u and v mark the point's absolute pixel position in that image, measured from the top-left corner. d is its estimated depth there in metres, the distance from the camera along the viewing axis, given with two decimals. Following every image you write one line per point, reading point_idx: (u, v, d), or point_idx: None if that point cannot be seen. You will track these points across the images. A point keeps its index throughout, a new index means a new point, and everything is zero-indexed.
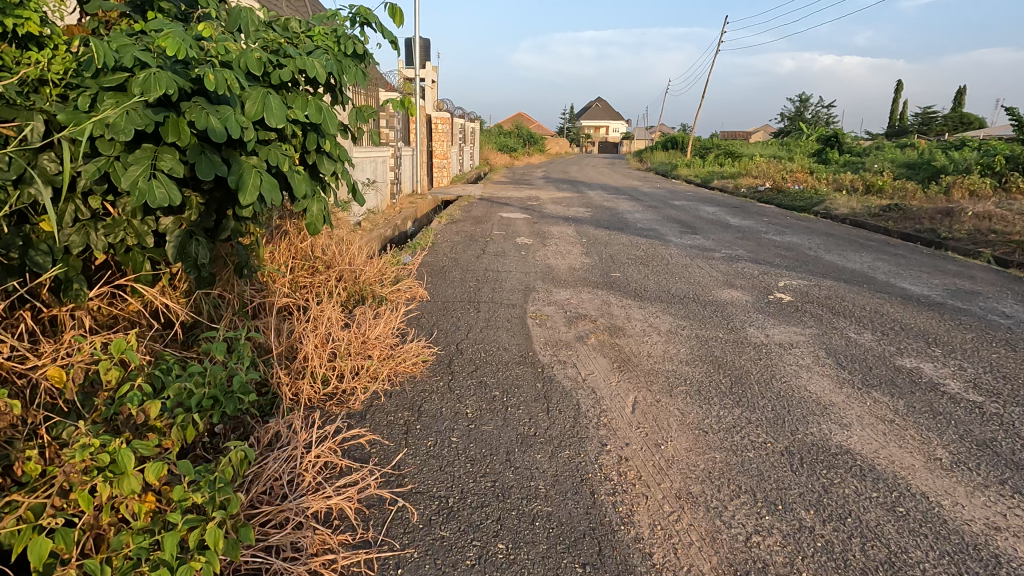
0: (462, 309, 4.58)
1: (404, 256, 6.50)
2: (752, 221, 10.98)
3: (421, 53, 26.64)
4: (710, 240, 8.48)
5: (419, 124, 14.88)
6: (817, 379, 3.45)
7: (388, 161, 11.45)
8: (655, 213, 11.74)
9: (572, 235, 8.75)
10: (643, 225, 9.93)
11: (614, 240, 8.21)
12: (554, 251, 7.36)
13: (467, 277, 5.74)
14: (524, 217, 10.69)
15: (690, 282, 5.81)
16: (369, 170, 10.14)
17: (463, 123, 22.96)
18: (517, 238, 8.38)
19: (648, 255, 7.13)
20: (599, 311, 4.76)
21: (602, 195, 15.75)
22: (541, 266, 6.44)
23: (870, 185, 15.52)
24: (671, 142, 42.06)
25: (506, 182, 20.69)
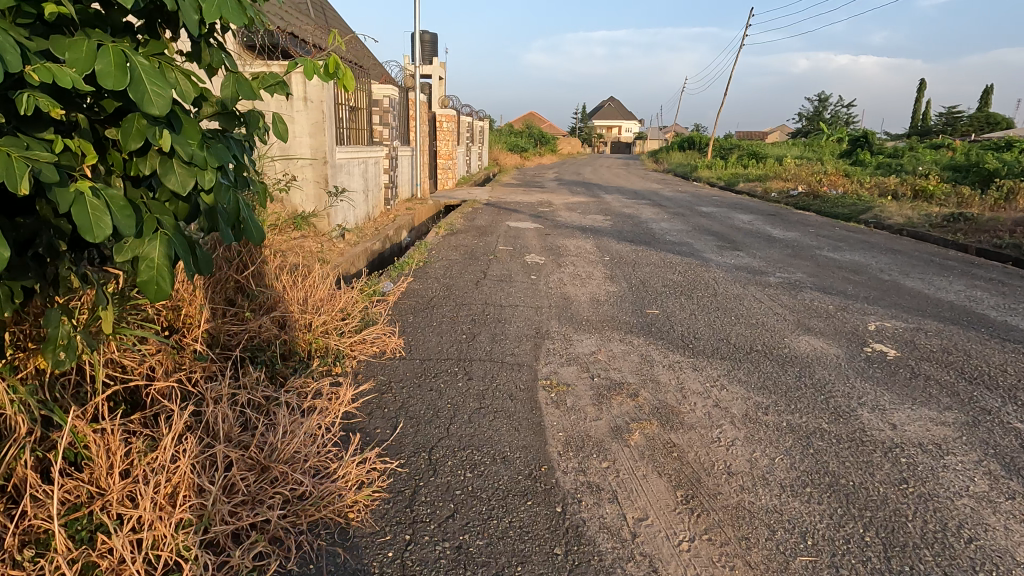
0: (446, 376, 3.26)
1: (384, 283, 5.20)
2: (797, 232, 9.58)
3: (427, 49, 25.35)
4: (757, 258, 7.09)
5: (421, 121, 13.58)
6: (1021, 534, 2.08)
7: (381, 163, 10.15)
8: (685, 222, 10.31)
9: (591, 251, 7.38)
10: (673, 238, 8.53)
11: (642, 259, 6.85)
12: (571, 275, 6.01)
13: (460, 315, 4.42)
14: (534, 227, 9.33)
15: (752, 324, 4.44)
16: (357, 174, 8.89)
17: (470, 121, 21.68)
18: (527, 255, 7.03)
19: (689, 282, 5.77)
20: (639, 375, 3.43)
21: (620, 199, 14.38)
22: (556, 297, 5.09)
23: (918, 190, 13.99)
24: (688, 142, 40.36)
25: (516, 184, 19.35)
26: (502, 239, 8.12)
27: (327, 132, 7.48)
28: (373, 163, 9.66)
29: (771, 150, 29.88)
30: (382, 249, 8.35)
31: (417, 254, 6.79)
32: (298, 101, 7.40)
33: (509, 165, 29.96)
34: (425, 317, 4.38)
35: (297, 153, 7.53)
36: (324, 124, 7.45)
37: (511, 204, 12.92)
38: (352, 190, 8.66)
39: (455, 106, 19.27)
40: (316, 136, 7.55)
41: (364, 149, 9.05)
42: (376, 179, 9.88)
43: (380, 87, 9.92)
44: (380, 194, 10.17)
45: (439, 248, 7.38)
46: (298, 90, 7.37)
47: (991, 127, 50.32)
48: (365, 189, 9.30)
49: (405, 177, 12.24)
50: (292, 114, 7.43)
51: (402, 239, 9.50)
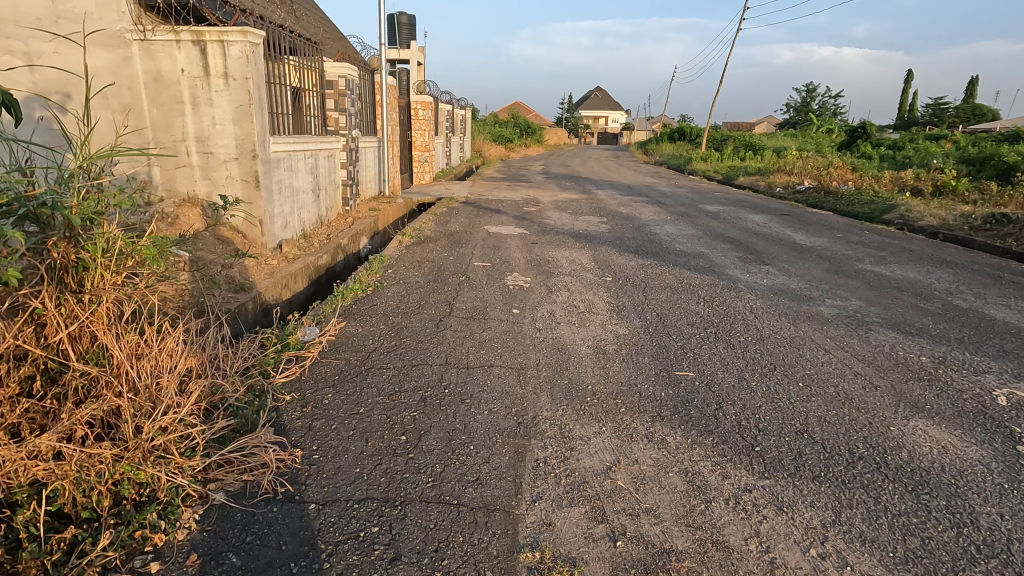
0: (353, 552, 1.83)
1: (306, 328, 3.72)
2: (824, 238, 8.23)
3: (404, 33, 23.56)
4: (792, 277, 5.74)
5: (391, 109, 12.03)
6: None
7: (337, 157, 8.61)
8: (692, 226, 8.91)
9: (588, 267, 5.96)
10: (685, 248, 7.13)
11: (652, 280, 5.45)
12: (564, 307, 4.58)
13: (403, 388, 2.96)
14: (518, 233, 7.86)
15: (830, 396, 3.06)
16: (303, 169, 7.38)
17: (451, 110, 20.11)
18: (508, 273, 5.59)
19: (720, 317, 4.36)
20: (689, 527, 2.03)
21: (614, 196, 12.98)
22: (546, 348, 3.66)
23: (939, 185, 12.72)
24: (680, 132, 38.82)
25: (501, 178, 17.87)
26: (479, 250, 6.64)
27: (256, 119, 5.94)
28: (327, 156, 8.16)
29: (767, 142, 28.55)
30: (333, 262, 6.87)
31: (367, 275, 5.34)
32: (218, 78, 5.83)
33: (493, 157, 28.41)
34: (352, 395, 2.91)
35: (218, 144, 6.02)
36: (252, 107, 5.89)
37: (493, 202, 11.42)
38: (297, 188, 7.16)
39: (432, 92, 17.62)
40: (243, 123, 5.97)
41: (311, 139, 7.54)
42: (331, 176, 8.36)
43: (332, 66, 8.37)
44: (337, 193, 8.66)
45: (398, 263, 5.92)
46: (217, 65, 5.79)
47: (981, 119, 49.68)
48: (316, 188, 7.80)
49: (371, 171, 10.70)
50: (211, 95, 5.88)
51: (361, 248, 8.00)
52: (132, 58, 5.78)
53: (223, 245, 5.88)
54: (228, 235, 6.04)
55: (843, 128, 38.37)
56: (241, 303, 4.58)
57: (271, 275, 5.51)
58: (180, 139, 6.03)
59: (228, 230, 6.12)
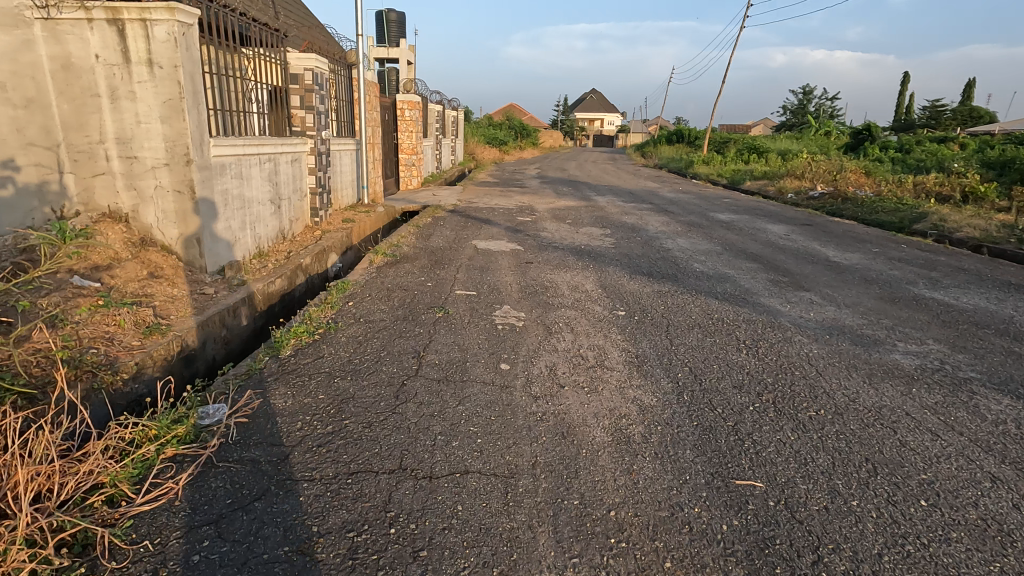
0: None
1: (210, 408, 2.65)
2: (860, 254, 7.21)
3: (393, 30, 22.54)
4: (843, 309, 4.71)
5: (373, 107, 10.95)
6: None
7: (304, 161, 7.54)
8: (708, 239, 7.89)
9: (595, 296, 4.92)
10: (705, 268, 6.10)
11: (675, 315, 4.42)
12: (568, 357, 3.53)
13: (325, 528, 1.92)
14: (510, 249, 6.81)
15: (974, 529, 2.03)
16: (259, 177, 6.30)
17: (442, 111, 19.09)
18: (497, 306, 4.53)
19: (772, 374, 3.33)
20: None
21: (617, 203, 11.97)
22: (546, 434, 2.61)
23: (968, 191, 11.74)
24: (678, 135, 37.88)
25: (495, 183, 16.82)
26: (463, 273, 5.58)
27: (188, 116, 4.86)
28: (290, 161, 7.09)
29: (770, 144, 27.62)
30: (292, 286, 5.80)
31: (321, 311, 4.28)
32: (141, 66, 4.75)
33: (487, 160, 27.37)
34: (242, 543, 1.86)
35: (144, 147, 4.95)
36: (182, 101, 4.82)
37: (484, 211, 10.37)
38: (250, 199, 6.09)
39: (421, 91, 16.56)
40: (172, 121, 4.90)
41: (269, 141, 6.47)
42: (296, 183, 7.29)
43: (297, 58, 7.31)
44: (304, 202, 7.59)
45: (363, 292, 4.87)
46: (139, 50, 4.72)
47: (981, 121, 49.01)
48: (276, 198, 6.74)
49: (348, 177, 9.62)
50: (133, 87, 4.81)
51: (329, 266, 6.93)
52: (33, 40, 4.68)
53: (149, 271, 4.82)
54: (156, 258, 4.98)
55: (845, 130, 37.56)
56: (149, 353, 3.53)
57: (203, 309, 4.46)
58: (97, 141, 4.96)
59: (157, 252, 5.06)
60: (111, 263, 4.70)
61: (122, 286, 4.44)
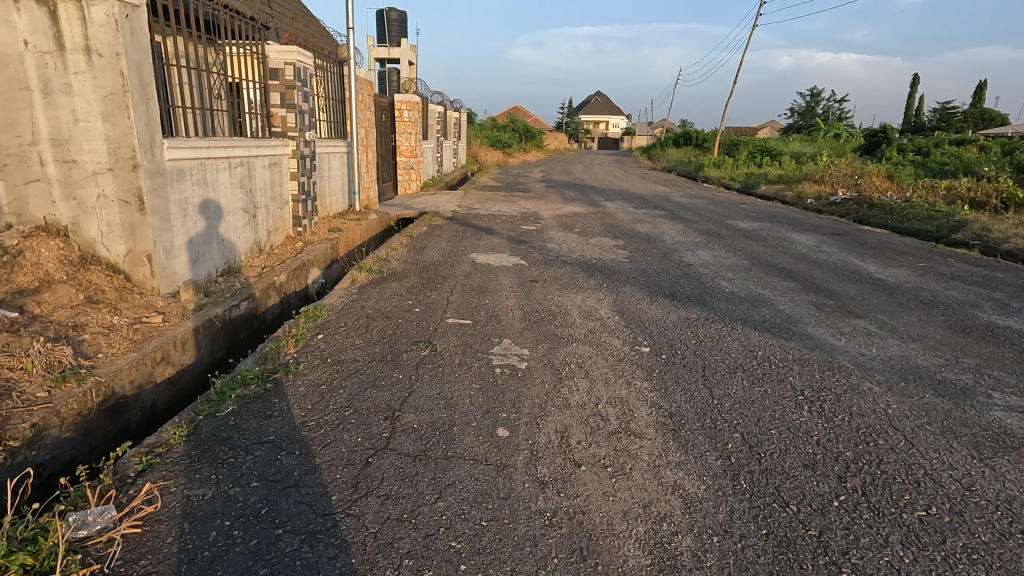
0: None
1: (95, 512, 1.92)
2: (906, 268, 6.42)
3: (394, 28, 21.87)
4: (911, 343, 3.92)
5: (368, 107, 10.22)
6: None
7: (284, 165, 6.81)
8: (732, 251, 7.11)
9: (611, 324, 4.16)
10: (736, 288, 5.33)
11: (711, 352, 3.66)
12: (584, 416, 2.78)
13: None
14: (512, 264, 6.06)
15: None
16: (228, 182, 5.55)
17: (443, 112, 18.40)
18: (494, 340, 3.78)
19: (850, 442, 2.57)
20: None
21: (627, 209, 11.21)
22: (558, 552, 1.86)
23: (1005, 196, 10.91)
24: (684, 137, 37.13)
25: (498, 187, 16.10)
26: (456, 294, 4.83)
27: (134, 112, 4.14)
28: (267, 164, 6.36)
29: (783, 146, 26.74)
30: (262, 309, 5.08)
31: (281, 348, 3.54)
32: (77, 54, 4.02)
33: (490, 163, 26.66)
34: None
35: (83, 149, 4.22)
36: (127, 96, 4.09)
37: (485, 218, 9.62)
38: (217, 207, 5.36)
39: (420, 91, 15.84)
40: (115, 118, 4.16)
41: (241, 141, 5.75)
42: (274, 189, 6.56)
43: (276, 51, 6.60)
44: (285, 211, 6.86)
45: (338, 320, 4.13)
46: (74, 34, 3.98)
47: (995, 123, 47.98)
48: (250, 207, 6.01)
49: (338, 182, 8.89)
50: (68, 79, 4.08)
51: (310, 283, 6.20)
52: None
53: (86, 295, 4.09)
54: (97, 280, 4.26)
55: (858, 133, 36.67)
56: (53, 411, 2.79)
57: (144, 341, 3.73)
58: (29, 142, 4.25)
59: (99, 271, 4.34)
60: (40, 288, 3.97)
61: (46, 316, 3.72)
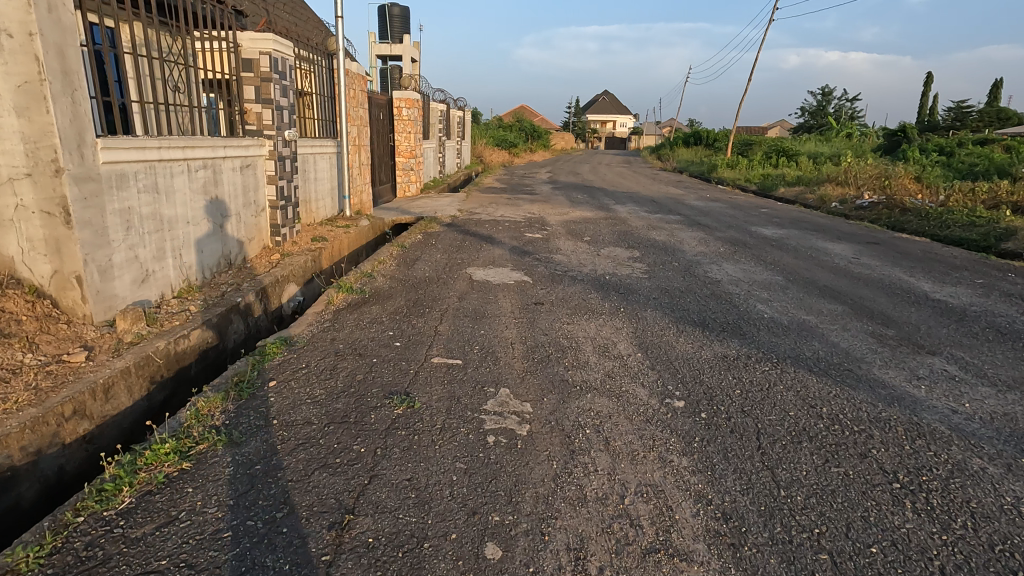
0: None
1: None
2: (966, 287, 5.60)
3: (397, 24, 21.19)
4: (1011, 395, 3.13)
5: (362, 103, 9.48)
6: None
7: (259, 167, 6.07)
8: (763, 265, 6.32)
9: (634, 365, 3.39)
10: (775, 314, 4.55)
11: (763, 409, 2.88)
12: (606, 521, 2.02)
13: None
14: (515, 282, 5.29)
15: None
16: (187, 188, 4.81)
17: (446, 110, 17.68)
18: (488, 389, 3.01)
19: (989, 573, 1.80)
20: None
21: (640, 214, 10.41)
22: None
23: None
24: (695, 137, 36.22)
25: (503, 189, 15.35)
26: (446, 322, 4.07)
27: (54, 107, 3.42)
28: (237, 166, 5.62)
29: (799, 146, 25.78)
30: (222, 337, 4.34)
31: (216, 403, 2.78)
32: None
33: (495, 164, 25.93)
34: None
35: None
36: (45, 85, 3.37)
37: (486, 224, 8.86)
38: (171, 217, 4.62)
39: (421, 88, 15.10)
40: (32, 114, 3.44)
41: (204, 139, 5.00)
42: (246, 195, 5.83)
43: (249, 38, 5.84)
44: (260, 218, 6.12)
45: (299, 359, 3.38)
46: None
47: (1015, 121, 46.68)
48: (216, 215, 5.28)
49: (326, 186, 8.17)
50: None
51: (285, 302, 5.47)
52: None
53: None
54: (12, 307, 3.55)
55: (875, 133, 35.59)
56: None
57: (52, 389, 3.00)
58: None
59: (18, 296, 3.63)
60: None
61: None
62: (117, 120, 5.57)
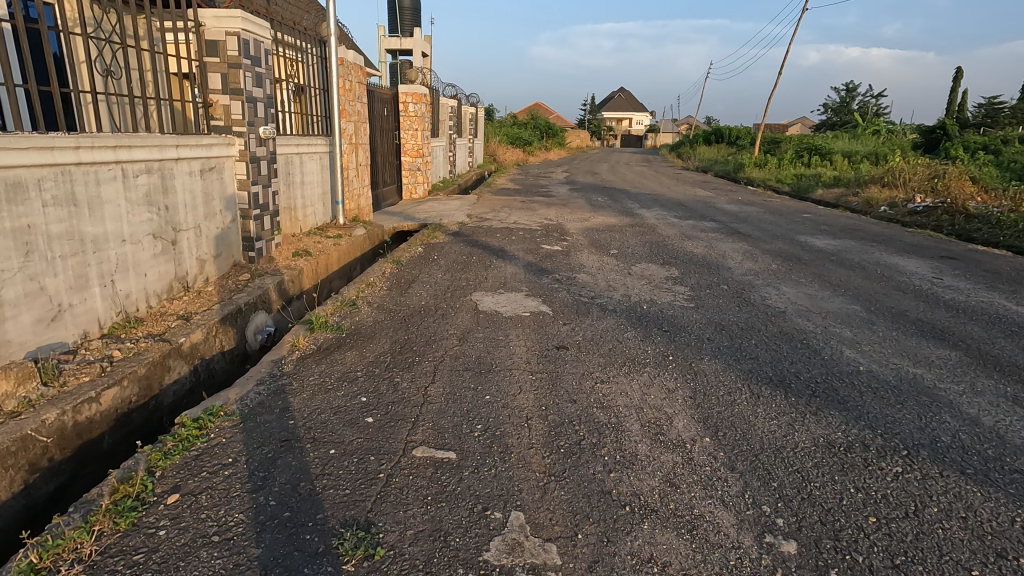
0: None
1: None
2: None
3: (406, 17, 20.28)
4: None
5: (361, 96, 8.48)
6: None
7: (227, 170, 5.10)
8: (831, 289, 5.22)
9: (704, 463, 2.35)
10: (873, 366, 3.47)
11: (923, 563, 1.83)
12: None
13: None
14: (531, 314, 4.26)
15: None
16: (122, 197, 3.84)
17: (457, 106, 16.69)
18: (492, 515, 1.99)
19: None
20: None
21: (669, 221, 9.33)
22: None
23: None
24: (717, 134, 34.85)
25: (517, 190, 14.31)
26: (440, 381, 3.05)
27: None
28: (196, 170, 4.65)
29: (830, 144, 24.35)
30: (155, 393, 3.38)
31: (68, 546, 1.78)
32: None
33: (509, 163, 24.92)
34: None
35: None
36: None
37: (497, 233, 7.84)
38: (98, 235, 3.66)
39: (430, 82, 14.11)
40: None
41: (146, 136, 4.04)
42: (209, 204, 4.87)
43: (213, 16, 4.87)
44: (228, 231, 5.17)
45: (227, 449, 2.38)
46: None
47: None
48: (166, 230, 4.32)
49: (316, 190, 7.21)
50: None
51: (253, 334, 4.51)
52: None
53: None
54: None
55: (907, 129, 33.88)
56: None
57: None
58: None
59: None
60: None
61: None
62: (55, 113, 4.64)
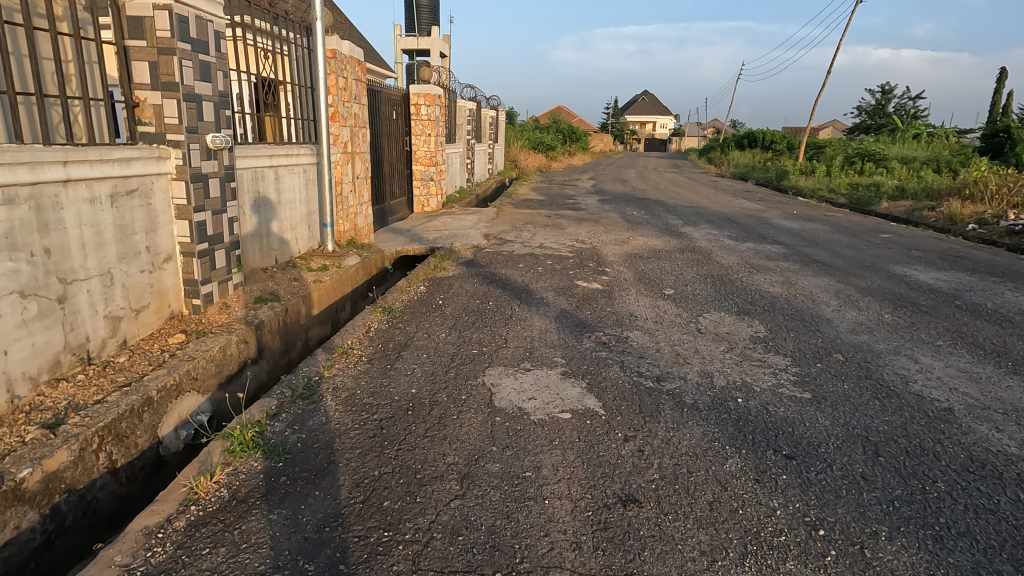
0: None
1: None
2: None
3: (425, 15, 19.11)
4: None
5: (361, 96, 7.15)
6: None
7: (156, 194, 3.77)
8: (994, 364, 3.68)
9: None
10: None
11: None
12: None
13: None
14: (571, 416, 2.85)
15: None
16: None
17: (477, 109, 15.39)
18: None
19: None
20: None
21: (725, 244, 7.83)
22: None
23: None
24: (751, 139, 32.99)
25: (542, 202, 12.91)
26: None
27: None
28: (102, 195, 3.34)
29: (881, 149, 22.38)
30: None
31: None
32: None
33: (531, 169, 23.54)
34: None
35: None
36: None
37: (520, 262, 6.42)
38: None
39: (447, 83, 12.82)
40: None
41: (11, 151, 2.72)
42: (127, 242, 3.55)
43: None
44: (160, 275, 3.84)
45: None
46: None
47: None
48: (45, 283, 3.00)
49: (299, 210, 5.91)
50: None
51: (172, 432, 3.16)
52: None
53: None
54: None
55: (959, 133, 31.52)
56: None
57: None
58: None
59: None
60: None
61: None
62: None
